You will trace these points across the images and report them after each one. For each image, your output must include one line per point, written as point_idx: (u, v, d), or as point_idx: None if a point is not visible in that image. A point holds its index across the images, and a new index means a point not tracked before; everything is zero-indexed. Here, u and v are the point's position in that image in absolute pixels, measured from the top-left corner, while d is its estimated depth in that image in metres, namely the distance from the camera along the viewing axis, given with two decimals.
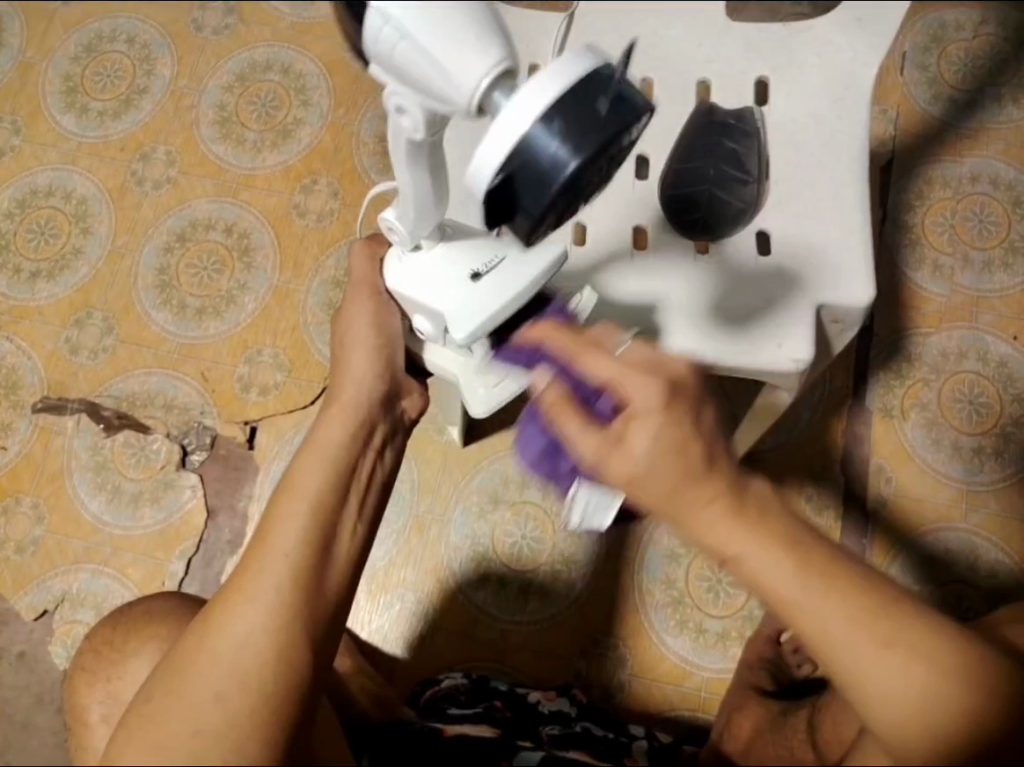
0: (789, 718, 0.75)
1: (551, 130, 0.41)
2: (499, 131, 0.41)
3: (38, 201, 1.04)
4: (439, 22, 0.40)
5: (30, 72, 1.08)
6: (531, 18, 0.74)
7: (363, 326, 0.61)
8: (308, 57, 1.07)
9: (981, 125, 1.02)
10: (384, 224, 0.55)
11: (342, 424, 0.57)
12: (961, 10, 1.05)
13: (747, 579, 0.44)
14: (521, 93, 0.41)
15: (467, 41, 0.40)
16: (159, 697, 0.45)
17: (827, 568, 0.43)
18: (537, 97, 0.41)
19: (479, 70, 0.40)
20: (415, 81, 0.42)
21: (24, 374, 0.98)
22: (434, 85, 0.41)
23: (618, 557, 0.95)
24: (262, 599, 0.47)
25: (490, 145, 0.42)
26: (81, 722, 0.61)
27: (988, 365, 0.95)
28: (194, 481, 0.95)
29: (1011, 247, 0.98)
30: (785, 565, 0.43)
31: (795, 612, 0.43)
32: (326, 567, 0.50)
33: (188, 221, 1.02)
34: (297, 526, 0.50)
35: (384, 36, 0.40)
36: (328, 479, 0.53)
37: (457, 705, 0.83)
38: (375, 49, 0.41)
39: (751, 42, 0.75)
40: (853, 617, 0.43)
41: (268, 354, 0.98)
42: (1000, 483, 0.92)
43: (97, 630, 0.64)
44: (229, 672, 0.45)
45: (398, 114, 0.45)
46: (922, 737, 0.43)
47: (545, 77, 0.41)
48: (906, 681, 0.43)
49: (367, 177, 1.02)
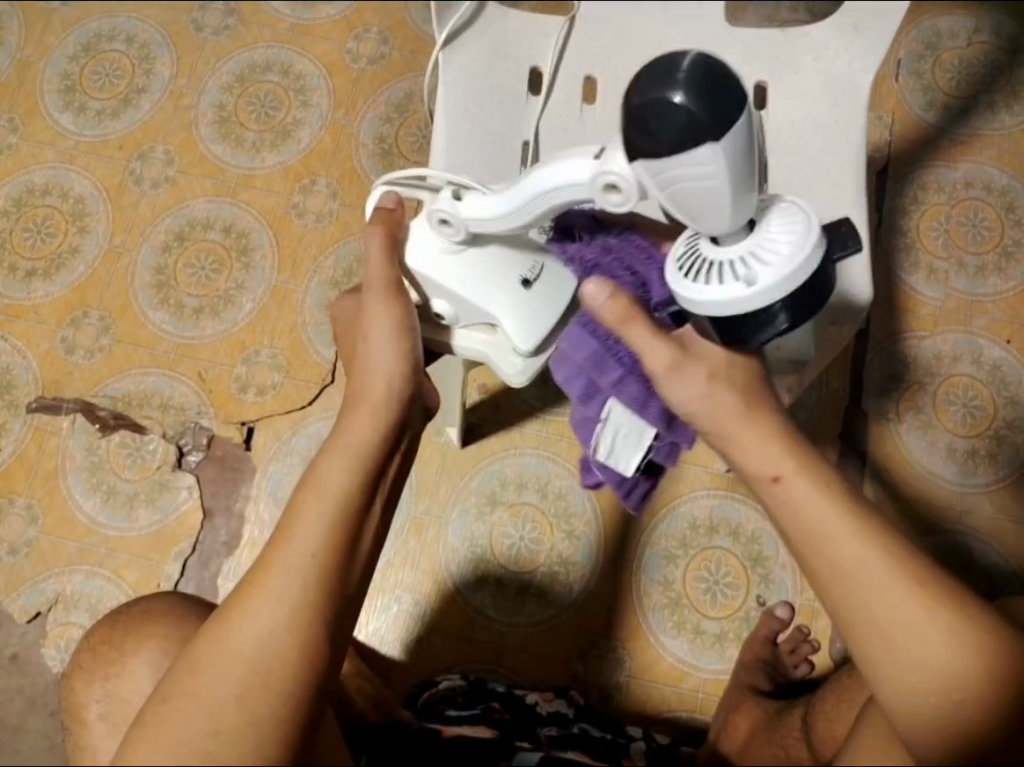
0: (783, 717, 0.74)
1: (811, 280, 0.48)
2: (749, 286, 0.47)
3: (35, 200, 1.03)
4: (743, 171, 0.43)
5: (27, 70, 1.08)
6: (533, 21, 0.76)
7: (384, 321, 0.56)
8: (307, 58, 1.07)
9: (975, 132, 1.03)
10: (439, 214, 0.55)
11: (373, 425, 0.53)
12: (954, 19, 1.07)
13: (789, 507, 0.48)
14: (770, 266, 0.47)
15: (744, 197, 0.44)
16: (176, 697, 0.45)
17: (867, 515, 0.46)
18: (805, 253, 0.47)
19: (742, 214, 0.46)
20: (679, 201, 0.45)
21: (19, 374, 0.98)
22: (699, 211, 0.45)
23: (618, 560, 0.95)
24: (282, 601, 0.46)
25: (757, 294, 0.47)
26: (80, 722, 0.59)
27: (982, 369, 0.96)
28: (190, 482, 0.94)
29: (1004, 252, 0.99)
30: (821, 487, 0.47)
31: (822, 537, 0.46)
32: (349, 565, 0.49)
33: (186, 221, 1.02)
34: (320, 530, 0.48)
35: (692, 172, 0.42)
36: (354, 475, 0.51)
37: (454, 706, 0.82)
38: (664, 174, 0.43)
39: (749, 47, 0.75)
40: (879, 558, 0.45)
41: (265, 354, 0.98)
42: (995, 485, 0.93)
43: (97, 627, 0.63)
44: (250, 670, 0.45)
45: (607, 191, 0.47)
46: (939, 686, 0.43)
47: (792, 255, 0.47)
48: (937, 650, 0.43)
49: (366, 178, 1.02)
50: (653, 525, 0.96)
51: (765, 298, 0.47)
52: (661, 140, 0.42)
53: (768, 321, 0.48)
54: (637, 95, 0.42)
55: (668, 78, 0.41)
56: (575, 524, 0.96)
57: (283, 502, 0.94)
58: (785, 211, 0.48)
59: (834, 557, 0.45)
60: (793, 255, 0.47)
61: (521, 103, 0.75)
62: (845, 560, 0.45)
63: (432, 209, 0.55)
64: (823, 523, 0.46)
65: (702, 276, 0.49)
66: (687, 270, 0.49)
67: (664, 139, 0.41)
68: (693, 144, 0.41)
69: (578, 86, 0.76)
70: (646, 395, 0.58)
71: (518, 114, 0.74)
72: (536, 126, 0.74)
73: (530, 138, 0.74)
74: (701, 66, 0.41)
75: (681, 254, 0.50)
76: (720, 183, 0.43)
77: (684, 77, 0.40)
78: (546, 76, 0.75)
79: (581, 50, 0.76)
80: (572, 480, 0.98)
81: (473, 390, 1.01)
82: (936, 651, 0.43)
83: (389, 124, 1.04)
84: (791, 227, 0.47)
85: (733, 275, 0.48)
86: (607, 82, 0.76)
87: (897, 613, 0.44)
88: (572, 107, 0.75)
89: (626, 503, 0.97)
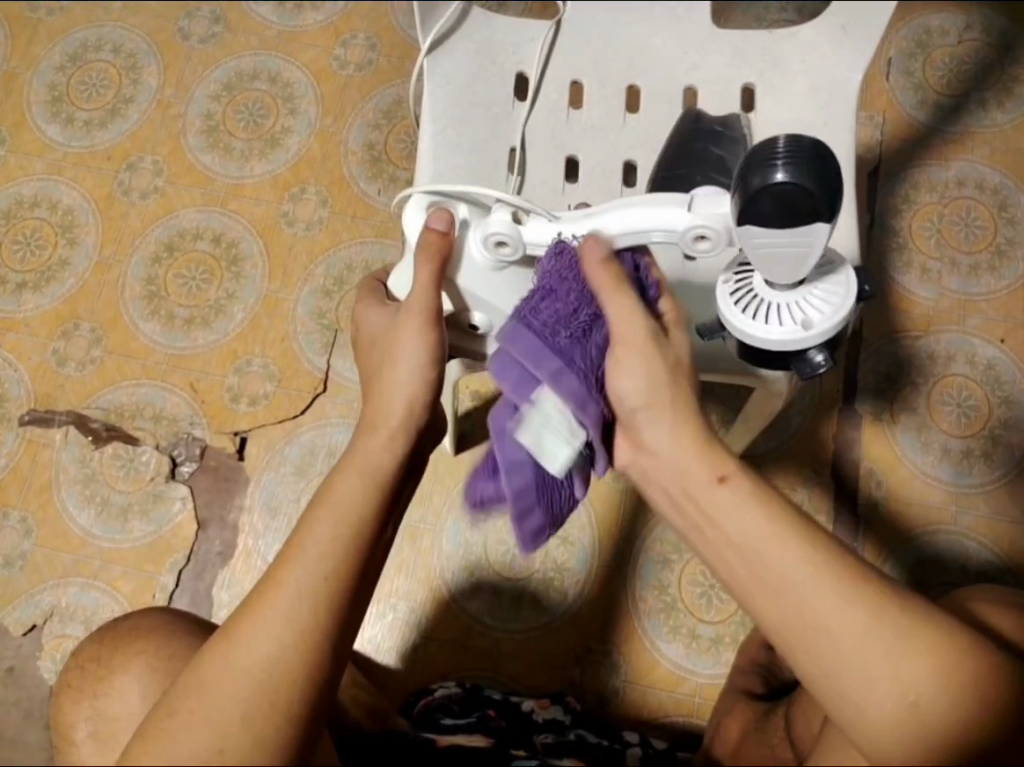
0: (770, 717, 0.74)
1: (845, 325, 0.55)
2: (793, 335, 0.55)
3: (24, 212, 1.03)
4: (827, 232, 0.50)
5: (14, 81, 1.08)
6: (518, 26, 0.76)
7: (410, 344, 0.54)
8: (295, 66, 1.07)
9: (968, 130, 1.02)
10: (493, 237, 0.55)
11: (393, 454, 0.53)
12: (945, 16, 1.06)
13: (713, 522, 0.47)
14: (815, 320, 0.54)
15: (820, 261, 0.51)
16: (183, 715, 0.45)
17: (793, 521, 0.46)
18: (844, 312, 0.54)
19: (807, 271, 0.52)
20: (770, 258, 0.51)
21: (11, 386, 0.98)
22: (787, 267, 0.51)
23: (615, 566, 0.95)
24: (291, 621, 0.46)
25: (800, 338, 0.55)
26: (68, 742, 0.59)
27: (976, 368, 0.96)
28: (184, 493, 0.94)
29: (998, 251, 0.99)
30: (752, 494, 0.47)
31: (750, 551, 0.46)
32: (358, 585, 0.49)
33: (175, 231, 1.02)
34: (331, 552, 0.48)
35: (798, 243, 0.49)
36: (367, 495, 0.51)
37: (450, 714, 0.82)
38: (771, 240, 0.49)
39: (737, 52, 0.74)
40: (812, 564, 0.44)
41: (257, 364, 0.98)
42: (989, 485, 0.92)
43: (86, 646, 0.63)
44: (258, 688, 0.45)
45: (698, 240, 0.54)
46: (892, 687, 0.43)
47: (835, 309, 0.54)
48: (884, 652, 0.43)
49: (355, 185, 1.02)
50: (648, 530, 0.96)
51: (808, 343, 0.55)
52: (776, 219, 0.47)
53: (803, 360, 0.56)
54: (747, 173, 0.47)
55: (772, 162, 0.46)
56: (569, 529, 0.96)
57: (276, 511, 0.94)
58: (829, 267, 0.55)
59: (774, 574, 0.45)
60: (834, 312, 0.54)
61: (506, 115, 0.74)
62: (782, 575, 0.45)
63: (488, 235, 0.55)
64: (758, 537, 0.46)
65: (755, 314, 0.55)
66: (741, 305, 0.55)
67: (782, 219, 0.47)
68: (808, 224, 0.47)
69: (565, 94, 0.75)
70: (589, 394, 0.52)
71: (504, 124, 0.73)
72: (523, 133, 0.73)
73: (518, 144, 0.73)
74: (803, 148, 0.46)
75: (734, 284, 0.56)
76: (813, 246, 0.49)
77: (786, 162, 0.45)
78: (533, 82, 0.74)
79: (565, 59, 0.75)
80: None
81: (466, 396, 1.01)
82: (892, 662, 0.43)
83: (377, 130, 1.04)
84: (833, 286, 0.54)
85: (781, 323, 0.55)
86: (595, 87, 0.75)
87: (850, 630, 0.43)
88: (559, 112, 0.74)
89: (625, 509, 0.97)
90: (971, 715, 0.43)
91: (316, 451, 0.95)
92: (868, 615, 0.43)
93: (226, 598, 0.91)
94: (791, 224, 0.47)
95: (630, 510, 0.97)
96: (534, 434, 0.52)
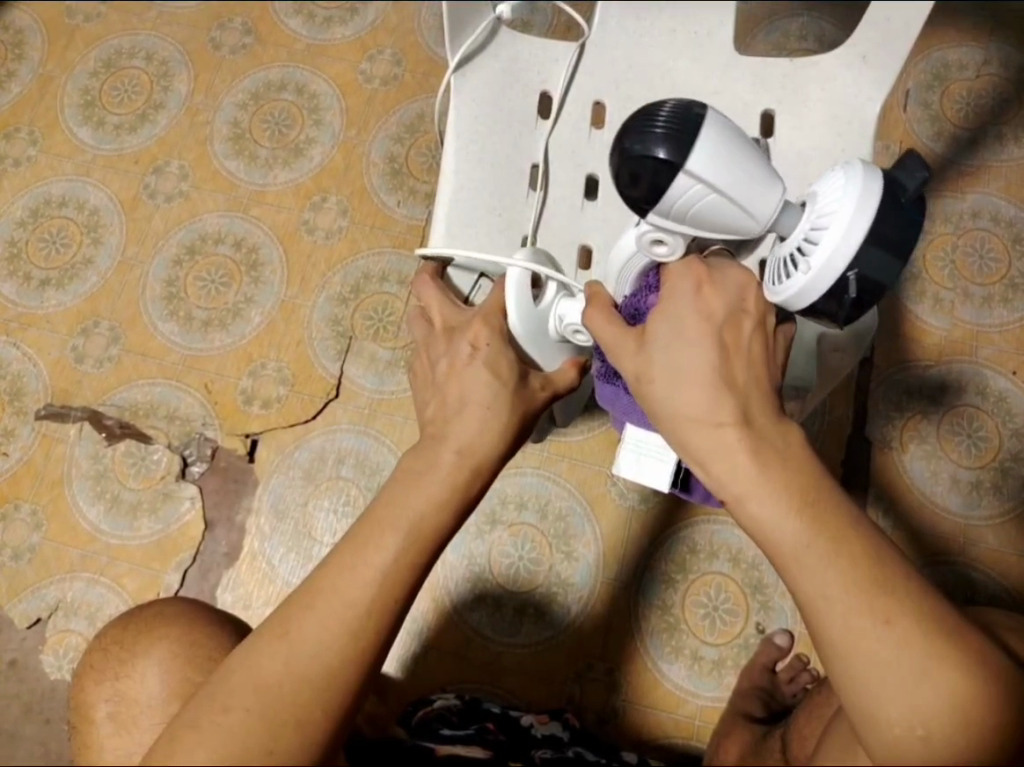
0: (770, 741, 0.72)
1: (864, 222, 0.50)
2: (807, 270, 0.52)
3: (51, 211, 1.06)
4: (735, 174, 0.51)
5: (48, 85, 1.10)
6: (544, 45, 0.77)
7: (454, 380, 0.60)
8: (321, 78, 1.09)
9: (983, 163, 1.03)
10: (571, 327, 0.63)
11: (414, 478, 0.54)
12: (963, 50, 1.08)
13: (746, 520, 0.48)
14: (820, 245, 0.51)
15: (758, 185, 0.52)
16: (238, 710, 0.45)
17: (832, 527, 0.46)
18: (846, 210, 0.50)
19: (773, 203, 0.53)
20: (695, 219, 0.53)
21: (28, 381, 0.99)
22: (727, 219, 0.53)
23: (619, 585, 0.95)
24: (334, 635, 0.48)
25: (827, 259, 0.51)
26: (87, 720, 0.59)
27: (988, 399, 0.96)
28: (193, 491, 0.95)
29: (1011, 284, 0.99)
30: (790, 503, 0.46)
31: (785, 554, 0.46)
32: (402, 607, 0.50)
33: (198, 235, 1.04)
34: (369, 573, 0.49)
35: (693, 195, 0.51)
36: (404, 507, 0.53)
37: (449, 725, 0.81)
38: (674, 204, 0.52)
39: (757, 74, 0.74)
40: (836, 574, 0.44)
41: (271, 367, 0.99)
42: (998, 518, 0.92)
43: (107, 628, 0.63)
44: (309, 699, 0.46)
45: (656, 243, 0.56)
46: (903, 709, 0.42)
47: (832, 218, 0.51)
48: (897, 670, 0.42)
49: (376, 196, 1.04)
50: (654, 551, 0.96)
51: (827, 275, 0.51)
52: (662, 181, 0.51)
53: (841, 292, 0.52)
54: (628, 141, 0.51)
55: (651, 130, 0.50)
56: (574, 545, 0.96)
57: (283, 514, 0.94)
58: (829, 181, 0.53)
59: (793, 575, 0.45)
60: (833, 228, 0.51)
61: (528, 128, 0.75)
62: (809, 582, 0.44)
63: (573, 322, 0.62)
64: (794, 544, 0.46)
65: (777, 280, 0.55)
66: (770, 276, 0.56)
67: (665, 182, 0.51)
68: (686, 176, 0.50)
69: (587, 110, 0.76)
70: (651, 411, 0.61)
71: (526, 138, 0.75)
72: (545, 150, 0.75)
73: (541, 159, 0.75)
74: (672, 117, 0.50)
75: (771, 264, 0.56)
76: (711, 196, 0.51)
77: (663, 126, 0.50)
78: (557, 100, 0.76)
79: (591, 74, 0.76)
80: (571, 502, 0.98)
81: None
82: (904, 681, 0.42)
83: (399, 143, 1.05)
84: (828, 206, 0.52)
85: (799, 266, 0.53)
86: (616, 104, 0.76)
87: (864, 644, 0.43)
88: (581, 132, 0.76)
89: (630, 529, 0.97)
90: (978, 748, 0.42)
91: (326, 457, 0.96)
92: (879, 630, 0.43)
93: (230, 599, 0.92)
94: (674, 183, 0.50)
95: (637, 528, 0.97)
96: (637, 463, 0.62)
